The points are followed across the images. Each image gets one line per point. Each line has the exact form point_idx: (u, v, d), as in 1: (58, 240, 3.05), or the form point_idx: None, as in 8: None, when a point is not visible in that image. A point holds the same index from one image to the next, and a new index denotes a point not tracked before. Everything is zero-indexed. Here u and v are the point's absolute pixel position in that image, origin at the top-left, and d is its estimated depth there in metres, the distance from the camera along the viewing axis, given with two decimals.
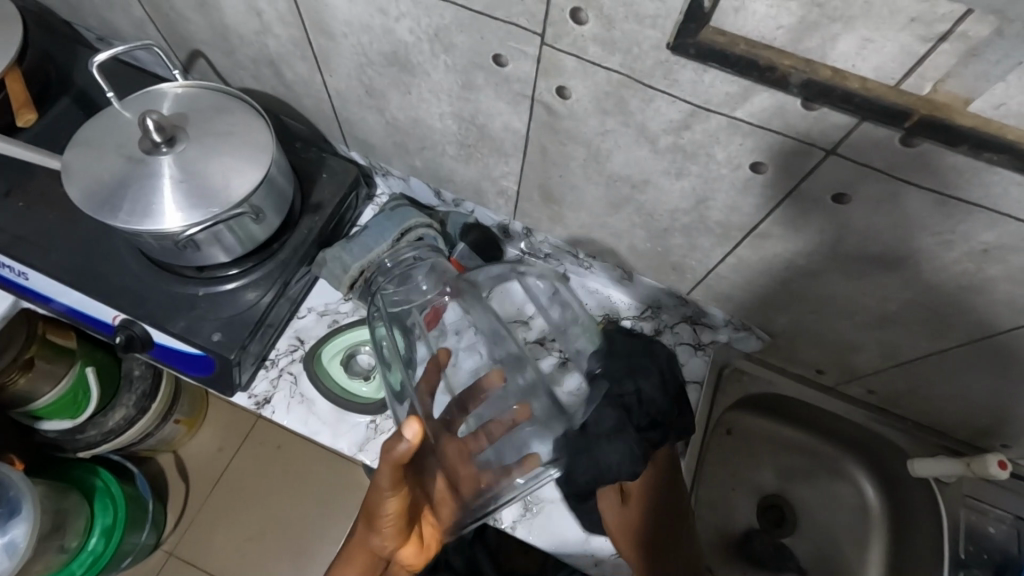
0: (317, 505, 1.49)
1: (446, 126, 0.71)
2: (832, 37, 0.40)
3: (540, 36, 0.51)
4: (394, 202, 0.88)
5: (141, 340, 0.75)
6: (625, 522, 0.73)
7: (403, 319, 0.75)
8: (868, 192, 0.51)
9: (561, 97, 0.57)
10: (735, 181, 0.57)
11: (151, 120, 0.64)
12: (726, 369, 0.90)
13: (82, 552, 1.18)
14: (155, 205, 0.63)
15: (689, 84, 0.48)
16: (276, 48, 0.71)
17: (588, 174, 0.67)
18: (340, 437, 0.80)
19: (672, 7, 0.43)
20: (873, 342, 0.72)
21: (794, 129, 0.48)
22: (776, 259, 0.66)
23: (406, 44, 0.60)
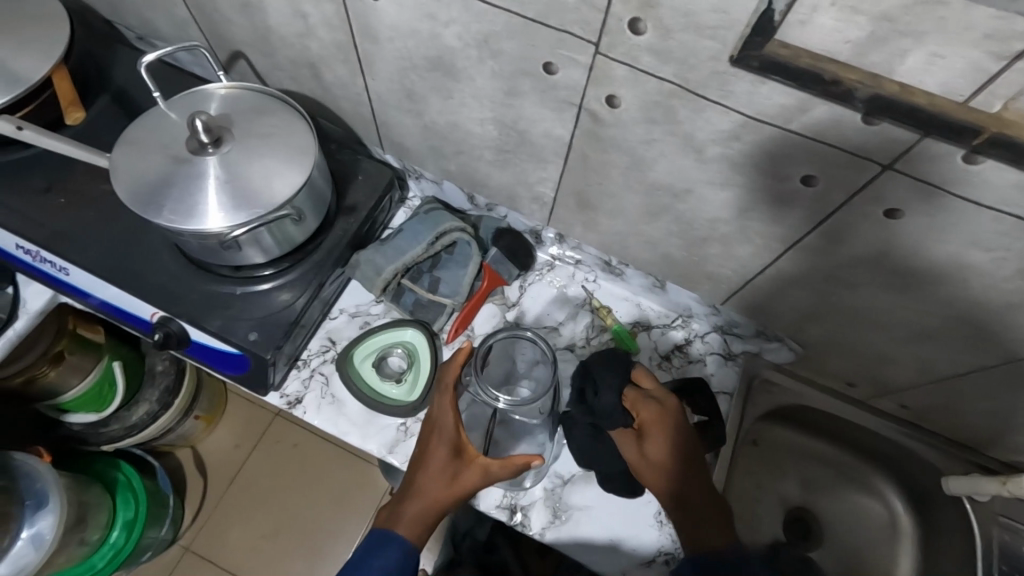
0: (335, 509, 1.49)
1: (486, 132, 0.70)
2: (899, 53, 0.39)
3: (594, 45, 0.51)
4: (427, 206, 0.88)
5: (177, 337, 0.76)
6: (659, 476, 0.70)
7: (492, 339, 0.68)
8: (921, 207, 0.50)
9: (608, 105, 0.57)
10: (781, 194, 0.57)
11: (198, 120, 0.64)
12: (756, 380, 0.89)
13: (103, 545, 1.20)
14: (200, 205, 0.63)
15: (745, 96, 0.48)
16: (319, 51, 0.71)
17: (627, 182, 0.67)
18: (370, 439, 0.80)
19: (735, 18, 0.42)
20: (909, 357, 0.71)
21: (851, 143, 0.47)
22: (816, 273, 0.65)
23: (452, 50, 0.60)
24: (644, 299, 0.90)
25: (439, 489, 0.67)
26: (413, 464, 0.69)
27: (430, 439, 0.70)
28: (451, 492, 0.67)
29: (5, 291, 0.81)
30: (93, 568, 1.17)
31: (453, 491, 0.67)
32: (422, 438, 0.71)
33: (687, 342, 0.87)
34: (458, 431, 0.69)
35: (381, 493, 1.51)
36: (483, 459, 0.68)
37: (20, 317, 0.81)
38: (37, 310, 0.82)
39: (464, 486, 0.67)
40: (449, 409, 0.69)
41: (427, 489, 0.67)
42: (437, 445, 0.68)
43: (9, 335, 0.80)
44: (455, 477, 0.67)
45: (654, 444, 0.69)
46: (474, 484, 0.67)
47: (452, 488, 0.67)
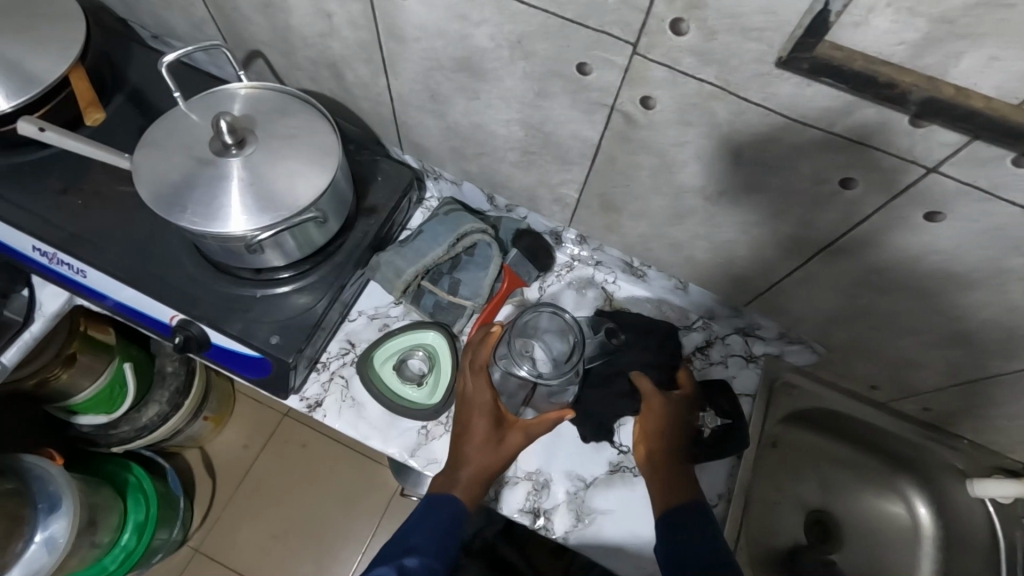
0: (346, 509, 1.49)
1: (511, 133, 0.69)
2: (954, 55, 0.38)
3: (632, 45, 0.50)
4: (446, 206, 0.87)
5: (197, 340, 0.75)
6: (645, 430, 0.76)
7: (537, 315, 0.77)
8: (965, 211, 0.49)
9: (643, 107, 0.56)
10: (818, 198, 0.56)
11: (223, 121, 0.63)
12: (777, 382, 0.88)
13: (115, 547, 1.19)
14: (225, 207, 0.63)
15: (788, 98, 0.47)
16: (341, 50, 0.70)
17: (656, 184, 0.66)
18: (391, 442, 0.79)
19: (784, 20, 0.41)
20: (939, 359, 0.71)
21: (895, 146, 0.47)
22: (847, 276, 0.65)
23: (482, 50, 0.59)
24: (664, 300, 0.89)
25: (487, 456, 0.71)
26: (457, 439, 0.73)
27: (469, 416, 0.74)
28: (498, 458, 0.72)
29: (20, 294, 0.80)
30: (105, 569, 1.17)
31: (501, 456, 0.72)
32: (459, 417, 0.75)
33: (708, 344, 0.86)
34: (496, 404, 0.74)
35: (392, 492, 1.51)
36: (521, 422, 0.74)
37: (36, 319, 0.80)
38: (54, 312, 0.81)
39: (507, 452, 0.73)
40: (485, 386, 0.74)
41: (476, 458, 0.71)
42: (478, 420, 0.73)
43: (25, 338, 0.79)
44: (500, 444, 0.72)
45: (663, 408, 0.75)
46: (516, 449, 0.73)
47: (499, 456, 0.72)
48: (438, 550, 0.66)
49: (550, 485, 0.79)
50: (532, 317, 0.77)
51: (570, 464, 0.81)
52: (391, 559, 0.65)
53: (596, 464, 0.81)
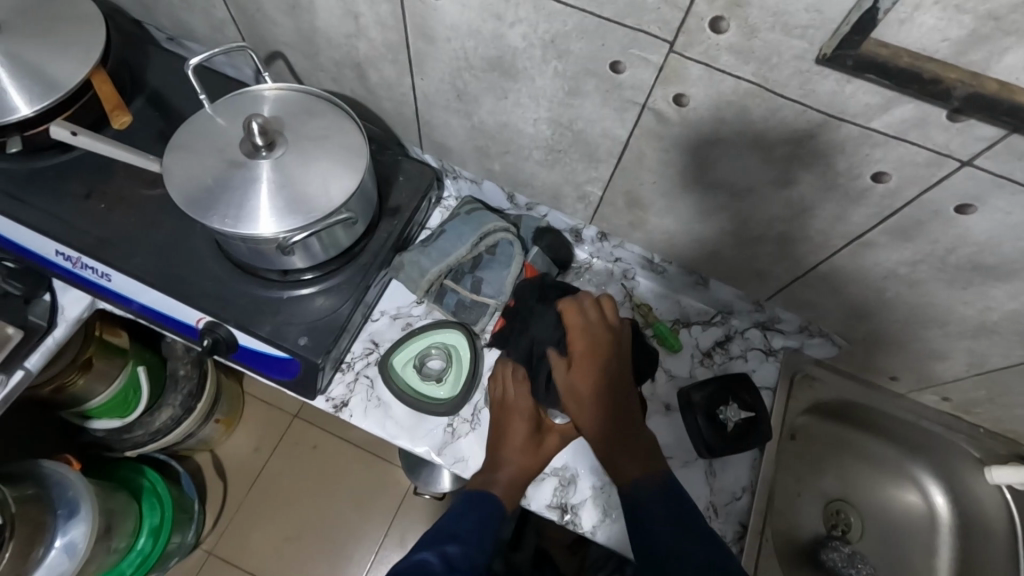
0: (360, 508, 1.49)
1: (539, 131, 0.70)
2: (999, 51, 0.39)
3: (669, 43, 0.50)
4: (467, 206, 0.87)
5: (225, 343, 0.75)
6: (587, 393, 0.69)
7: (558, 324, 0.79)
8: (996, 205, 0.50)
9: (676, 104, 0.56)
10: (848, 193, 0.57)
11: (254, 123, 0.63)
12: (798, 375, 0.89)
13: (131, 551, 1.19)
14: (258, 210, 0.63)
15: (827, 95, 0.47)
16: (367, 51, 0.70)
17: (684, 182, 0.67)
18: (418, 441, 0.80)
19: (829, 18, 0.42)
20: (963, 348, 0.72)
21: (931, 141, 0.47)
22: (873, 270, 0.65)
23: (514, 50, 0.59)
24: (682, 295, 0.91)
25: (528, 458, 0.74)
26: (496, 441, 0.75)
27: (510, 420, 0.76)
28: (539, 460, 0.75)
29: (42, 299, 0.79)
30: None
31: (540, 458, 0.75)
32: (496, 419, 0.78)
33: (728, 338, 0.88)
34: (536, 410, 0.76)
35: (403, 490, 1.51)
36: (557, 427, 0.77)
37: (59, 324, 0.80)
38: (76, 317, 0.81)
39: (545, 456, 0.76)
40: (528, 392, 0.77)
41: (518, 459, 0.74)
42: (519, 422, 0.76)
43: (48, 343, 0.79)
44: (540, 446, 0.76)
45: (586, 369, 0.70)
46: (554, 451, 0.76)
47: (538, 458, 0.75)
48: (477, 541, 0.70)
49: (576, 481, 0.80)
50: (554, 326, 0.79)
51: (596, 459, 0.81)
52: (432, 544, 0.70)
53: None
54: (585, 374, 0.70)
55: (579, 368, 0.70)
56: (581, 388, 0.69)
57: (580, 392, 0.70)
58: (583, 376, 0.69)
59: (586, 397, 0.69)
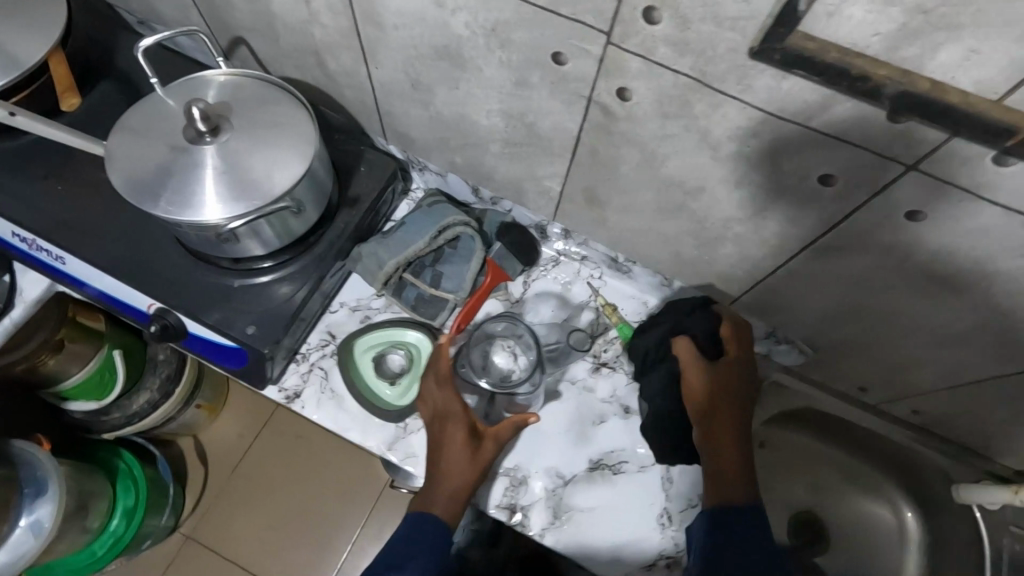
0: (338, 500, 1.49)
1: (494, 124, 0.68)
2: (932, 47, 0.37)
3: (606, 34, 0.48)
4: (430, 198, 0.86)
5: (174, 330, 0.74)
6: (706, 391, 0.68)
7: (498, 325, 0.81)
8: (946, 211, 0.48)
9: (620, 99, 0.54)
10: (799, 194, 0.54)
11: (195, 109, 0.62)
12: (765, 382, 0.87)
13: (104, 532, 1.20)
14: (198, 197, 0.62)
15: (766, 91, 0.45)
16: (323, 37, 0.69)
17: (639, 179, 0.65)
18: (370, 435, 0.79)
19: (757, 8, 0.40)
20: (929, 360, 0.69)
21: (873, 142, 0.45)
22: (832, 275, 0.63)
23: (459, 39, 0.57)
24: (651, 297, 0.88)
25: (462, 468, 0.71)
26: (434, 454, 0.72)
27: (443, 428, 0.73)
28: (477, 470, 0.71)
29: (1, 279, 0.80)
30: (94, 555, 1.19)
31: (477, 466, 0.71)
32: (433, 431, 0.75)
33: None
34: (466, 412, 0.73)
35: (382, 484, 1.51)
36: (492, 430, 0.73)
37: (17, 306, 0.80)
38: (34, 299, 0.81)
39: (484, 462, 0.72)
40: (453, 396, 0.74)
41: (454, 469, 0.71)
42: (452, 427, 0.72)
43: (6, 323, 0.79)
44: (474, 455, 0.72)
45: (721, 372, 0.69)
46: (492, 457, 0.72)
47: (473, 468, 0.71)
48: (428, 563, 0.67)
49: (528, 483, 0.78)
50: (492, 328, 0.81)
51: (552, 461, 0.80)
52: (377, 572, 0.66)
53: (576, 461, 0.80)
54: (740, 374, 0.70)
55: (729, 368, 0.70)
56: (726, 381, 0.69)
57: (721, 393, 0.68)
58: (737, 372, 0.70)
59: (721, 396, 0.68)
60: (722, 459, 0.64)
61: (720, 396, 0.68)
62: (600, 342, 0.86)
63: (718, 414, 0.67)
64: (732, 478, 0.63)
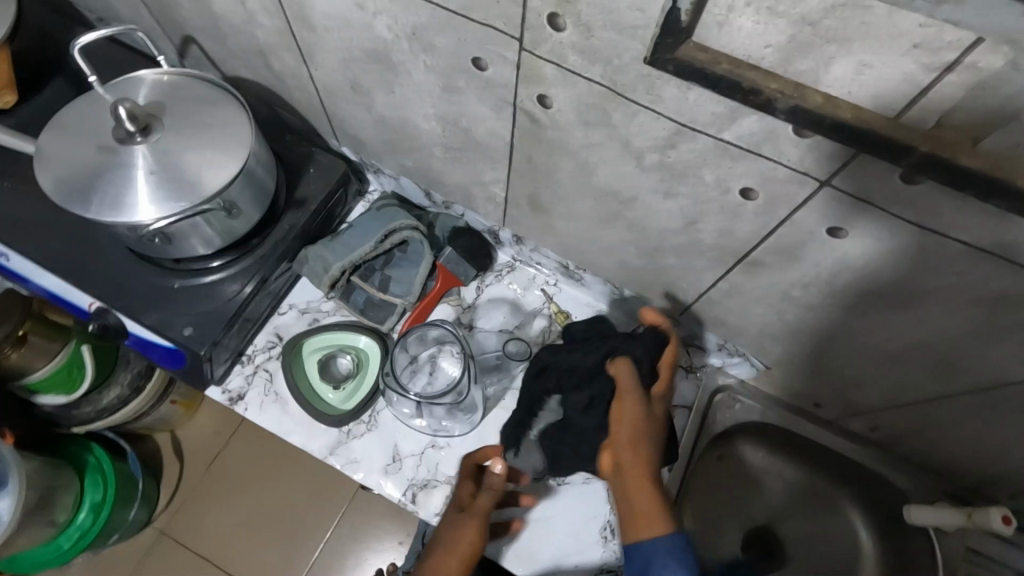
0: (305, 508, 1.36)
1: (433, 128, 0.67)
2: (824, 61, 0.35)
3: (518, 40, 0.47)
4: (382, 202, 0.86)
5: (114, 329, 0.74)
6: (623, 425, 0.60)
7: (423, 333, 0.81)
8: (867, 227, 0.46)
9: (542, 105, 0.53)
10: (725, 207, 0.53)
11: (123, 109, 0.61)
12: (715, 393, 0.86)
13: (70, 526, 1.14)
14: (121, 197, 0.61)
15: (675, 102, 0.44)
16: (263, 38, 0.69)
17: (576, 187, 0.63)
18: (312, 440, 0.79)
19: (652, 17, 0.38)
20: (876, 377, 0.67)
21: (786, 156, 0.44)
22: (770, 289, 0.61)
23: (386, 42, 0.56)
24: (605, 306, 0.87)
25: (458, 533, 0.66)
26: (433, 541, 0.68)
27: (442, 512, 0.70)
28: (464, 540, 0.66)
29: None
30: (60, 548, 1.13)
31: (473, 526, 0.67)
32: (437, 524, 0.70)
33: None
34: (466, 486, 0.71)
35: (344, 497, 1.37)
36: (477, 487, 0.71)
37: None
38: None
39: (480, 520, 0.67)
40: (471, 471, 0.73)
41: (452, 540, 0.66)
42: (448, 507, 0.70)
43: None
44: (459, 523, 0.67)
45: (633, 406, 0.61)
46: (487, 509, 0.68)
47: (473, 528, 0.67)
48: None
49: None
50: (416, 335, 0.80)
51: None
52: None
53: None
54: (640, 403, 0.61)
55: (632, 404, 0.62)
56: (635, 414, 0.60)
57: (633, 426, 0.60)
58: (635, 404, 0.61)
59: (633, 429, 0.59)
60: (630, 496, 0.55)
61: (634, 431, 0.59)
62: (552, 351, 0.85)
63: (623, 450, 0.58)
64: (644, 517, 0.53)
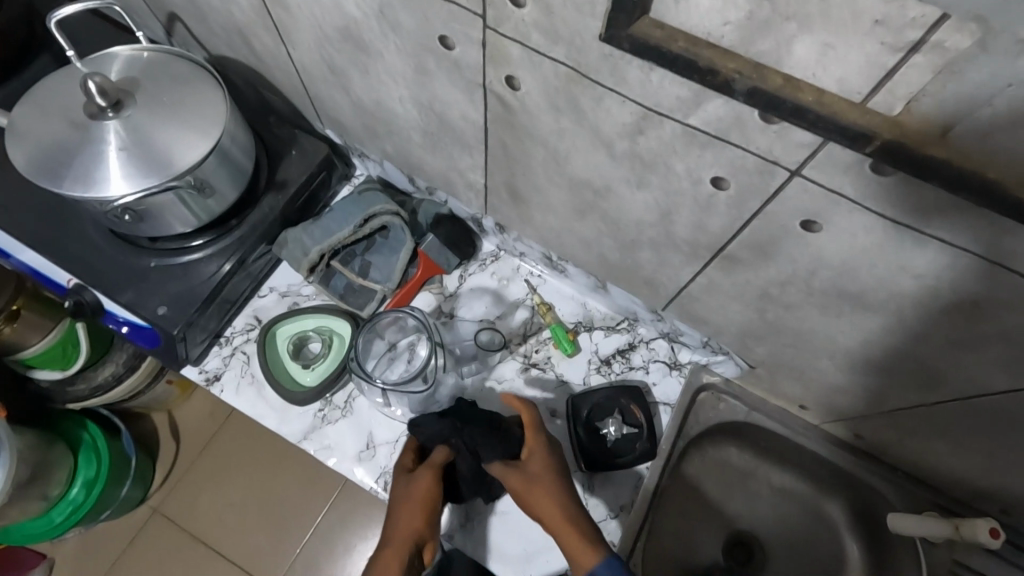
0: (292, 499, 1.35)
1: (408, 112, 0.66)
2: (785, 40, 0.33)
3: (482, 18, 0.45)
4: (365, 187, 0.84)
5: (91, 307, 0.74)
6: (531, 488, 0.61)
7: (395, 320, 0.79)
8: (841, 222, 0.44)
9: (511, 88, 0.51)
10: (697, 199, 0.51)
11: (94, 84, 0.61)
12: (699, 390, 0.82)
13: (63, 500, 1.13)
14: (89, 172, 0.60)
15: (639, 84, 0.42)
16: (241, 16, 0.67)
17: (550, 176, 0.61)
18: (286, 424, 0.79)
19: None
20: (859, 382, 0.64)
21: (752, 144, 0.42)
22: (747, 287, 0.59)
23: (355, 20, 0.55)
24: (589, 298, 0.86)
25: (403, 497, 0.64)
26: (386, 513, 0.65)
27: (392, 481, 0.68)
28: (421, 491, 0.64)
29: None
30: (51, 522, 1.12)
31: (419, 486, 0.65)
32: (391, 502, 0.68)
33: (631, 347, 0.84)
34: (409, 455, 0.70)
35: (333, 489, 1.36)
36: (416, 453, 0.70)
37: None
38: None
39: (425, 482, 0.65)
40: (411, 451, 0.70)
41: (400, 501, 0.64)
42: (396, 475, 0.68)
43: None
44: (413, 478, 0.66)
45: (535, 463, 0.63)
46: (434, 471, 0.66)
47: (419, 487, 0.65)
48: None
49: None
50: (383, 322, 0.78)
51: None
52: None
53: None
54: (544, 460, 0.63)
55: (532, 460, 0.64)
56: (541, 476, 0.62)
57: (539, 486, 0.61)
58: (541, 460, 0.63)
59: (539, 479, 0.62)
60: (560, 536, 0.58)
61: (545, 493, 0.61)
62: (532, 341, 0.84)
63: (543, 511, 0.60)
64: (578, 549, 0.57)
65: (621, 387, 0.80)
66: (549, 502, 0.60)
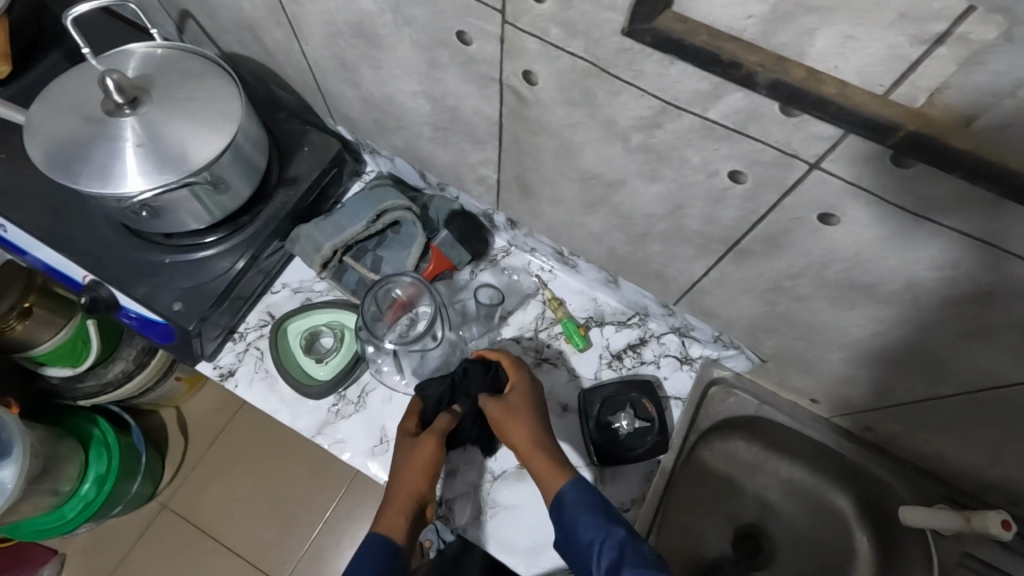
0: (297, 496, 1.36)
1: (420, 107, 0.66)
2: (807, 32, 0.33)
3: (500, 13, 0.46)
4: (376, 182, 0.85)
5: (106, 302, 0.75)
6: (515, 424, 0.66)
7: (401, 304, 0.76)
8: (857, 214, 0.44)
9: (527, 82, 0.52)
10: (711, 191, 0.51)
11: (111, 80, 0.61)
12: (710, 385, 0.82)
13: (74, 496, 1.14)
14: (106, 168, 0.61)
15: (656, 78, 0.42)
16: (254, 12, 0.68)
17: (562, 170, 0.62)
18: (298, 418, 0.79)
19: None
20: (871, 374, 0.65)
21: (769, 136, 0.42)
22: (759, 280, 0.59)
23: (369, 15, 0.55)
24: (599, 292, 0.86)
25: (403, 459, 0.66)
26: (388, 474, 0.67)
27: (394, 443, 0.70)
28: (423, 458, 0.65)
29: None
30: (62, 518, 1.13)
31: (422, 452, 0.66)
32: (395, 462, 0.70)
33: (642, 341, 0.84)
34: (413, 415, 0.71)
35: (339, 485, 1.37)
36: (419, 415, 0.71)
37: None
38: None
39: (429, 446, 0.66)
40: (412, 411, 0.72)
41: (403, 464, 0.66)
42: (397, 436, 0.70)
43: None
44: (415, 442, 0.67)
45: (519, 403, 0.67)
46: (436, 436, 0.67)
47: (422, 451, 0.66)
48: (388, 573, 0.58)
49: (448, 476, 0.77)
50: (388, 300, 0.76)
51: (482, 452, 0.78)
52: None
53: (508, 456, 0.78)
54: (525, 396, 0.68)
55: (514, 394, 0.69)
56: (521, 409, 0.67)
57: (517, 417, 0.66)
58: (521, 394, 0.68)
59: (522, 415, 0.66)
60: (537, 464, 0.63)
61: (530, 433, 0.65)
62: (543, 334, 0.85)
63: (526, 449, 0.64)
64: (551, 475, 0.62)
65: (632, 381, 0.81)
66: (528, 439, 0.65)
